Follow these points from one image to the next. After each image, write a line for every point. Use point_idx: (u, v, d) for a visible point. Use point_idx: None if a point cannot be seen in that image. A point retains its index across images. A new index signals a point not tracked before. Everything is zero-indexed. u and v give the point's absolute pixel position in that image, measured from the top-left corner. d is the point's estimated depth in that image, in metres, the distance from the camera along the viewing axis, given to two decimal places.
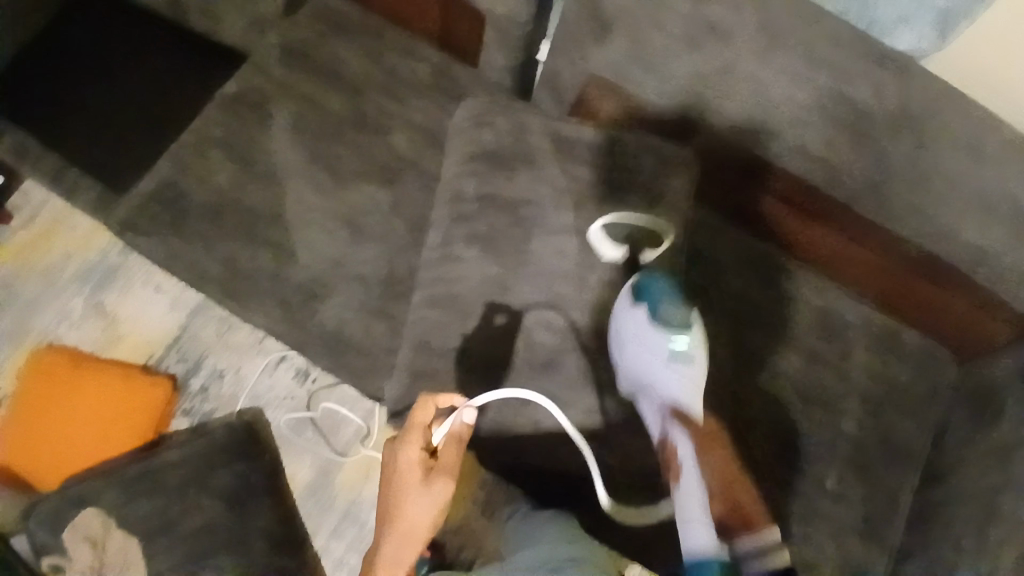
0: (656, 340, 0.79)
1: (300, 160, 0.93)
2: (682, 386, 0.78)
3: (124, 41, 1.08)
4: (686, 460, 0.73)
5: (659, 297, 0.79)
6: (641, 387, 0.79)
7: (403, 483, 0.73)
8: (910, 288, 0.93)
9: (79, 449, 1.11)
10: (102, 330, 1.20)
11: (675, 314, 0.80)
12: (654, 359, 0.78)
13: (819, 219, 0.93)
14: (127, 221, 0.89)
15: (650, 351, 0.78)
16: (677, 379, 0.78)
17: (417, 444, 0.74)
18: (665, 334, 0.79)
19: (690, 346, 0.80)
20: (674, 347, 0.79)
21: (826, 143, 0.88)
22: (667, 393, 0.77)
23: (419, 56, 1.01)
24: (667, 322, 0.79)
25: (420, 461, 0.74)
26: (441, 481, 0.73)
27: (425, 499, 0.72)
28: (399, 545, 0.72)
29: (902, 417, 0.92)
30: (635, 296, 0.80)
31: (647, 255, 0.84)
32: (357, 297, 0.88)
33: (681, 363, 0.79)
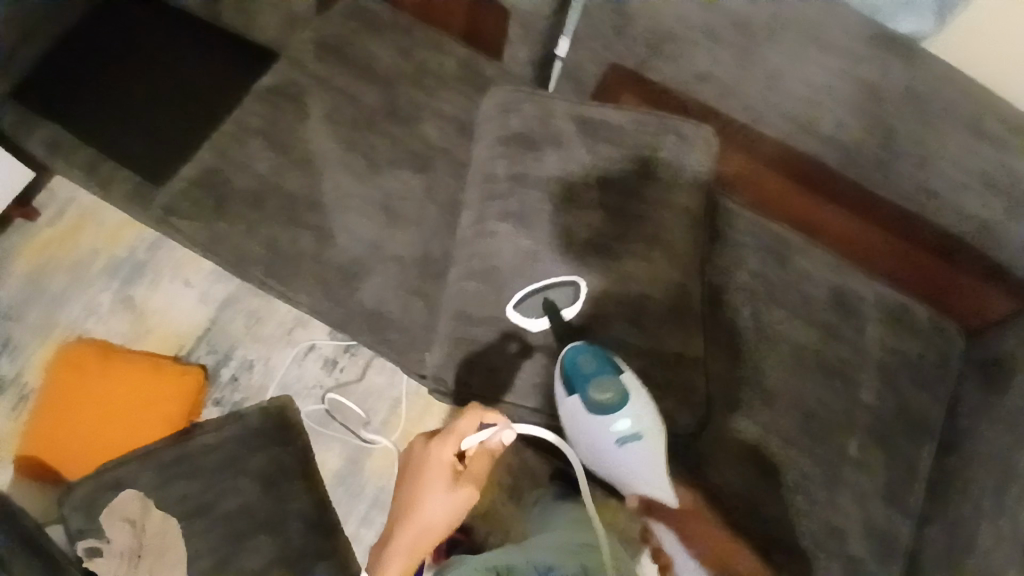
0: (599, 428, 0.80)
1: (335, 148, 0.97)
2: (635, 467, 0.81)
3: (161, 41, 1.13)
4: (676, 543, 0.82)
5: (588, 381, 0.80)
6: (606, 470, 0.84)
7: (430, 481, 0.80)
8: (921, 265, 0.95)
9: (112, 440, 1.11)
10: (131, 323, 1.18)
11: (607, 393, 0.79)
12: (607, 449, 0.81)
13: (831, 200, 0.95)
14: (169, 206, 0.92)
15: (599, 440, 0.81)
16: (633, 461, 0.81)
17: (451, 449, 0.80)
18: (606, 422, 0.80)
19: (634, 423, 0.80)
20: (619, 433, 0.80)
21: (841, 125, 0.89)
22: (632, 478, 0.82)
23: (445, 50, 1.04)
24: (602, 405, 0.80)
25: (451, 465, 0.80)
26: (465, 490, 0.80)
27: (450, 502, 0.79)
28: (414, 537, 0.80)
29: (923, 390, 0.94)
30: (568, 387, 0.81)
31: (569, 313, 0.85)
32: (394, 276, 0.92)
33: (633, 443, 0.80)
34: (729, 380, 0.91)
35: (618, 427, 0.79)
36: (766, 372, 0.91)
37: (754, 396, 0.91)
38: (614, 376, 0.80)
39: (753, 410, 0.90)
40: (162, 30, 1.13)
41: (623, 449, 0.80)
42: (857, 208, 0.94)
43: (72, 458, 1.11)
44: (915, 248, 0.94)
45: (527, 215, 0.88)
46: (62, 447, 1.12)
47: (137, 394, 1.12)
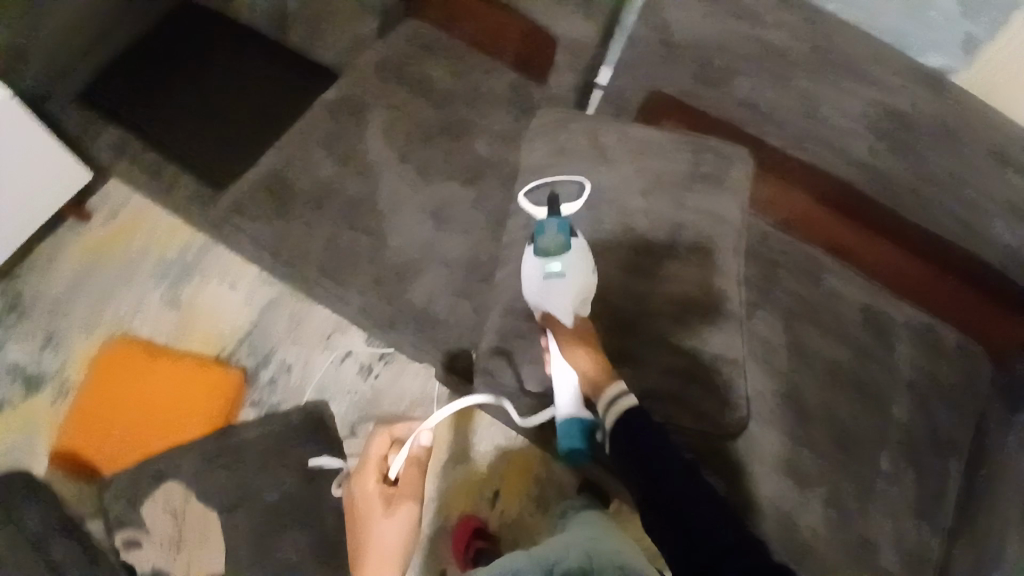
0: (531, 266, 0.85)
1: (392, 157, 1.03)
2: (546, 298, 0.83)
3: (225, 56, 1.19)
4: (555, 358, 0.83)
5: (537, 231, 0.86)
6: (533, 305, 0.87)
7: (369, 509, 0.94)
8: (946, 295, 0.99)
9: (151, 433, 1.14)
10: (177, 323, 1.22)
11: (549, 240, 0.84)
12: (533, 285, 0.85)
13: (865, 223, 1.00)
14: (235, 205, 0.98)
15: (529, 279, 0.85)
16: (551, 297, 0.83)
17: (373, 477, 0.96)
18: (538, 260, 0.84)
19: (563, 265, 0.83)
20: (546, 270, 0.83)
21: None
22: (545, 309, 0.84)
23: (498, 74, 1.11)
24: (540, 249, 0.84)
25: (380, 490, 0.95)
26: (400, 503, 0.93)
27: (389, 521, 0.92)
28: (378, 565, 0.92)
29: (954, 411, 0.96)
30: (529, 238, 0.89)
31: (565, 206, 0.92)
32: (444, 278, 0.96)
33: (556, 282, 0.83)
34: (768, 387, 0.93)
35: (546, 265, 0.83)
36: (799, 382, 0.94)
37: (788, 407, 0.93)
38: (557, 226, 0.85)
39: (787, 421, 0.92)
40: (224, 42, 1.20)
41: (546, 284, 0.83)
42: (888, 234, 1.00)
43: (114, 453, 1.13)
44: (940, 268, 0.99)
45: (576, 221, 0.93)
46: (103, 440, 1.14)
47: (182, 391, 1.16)
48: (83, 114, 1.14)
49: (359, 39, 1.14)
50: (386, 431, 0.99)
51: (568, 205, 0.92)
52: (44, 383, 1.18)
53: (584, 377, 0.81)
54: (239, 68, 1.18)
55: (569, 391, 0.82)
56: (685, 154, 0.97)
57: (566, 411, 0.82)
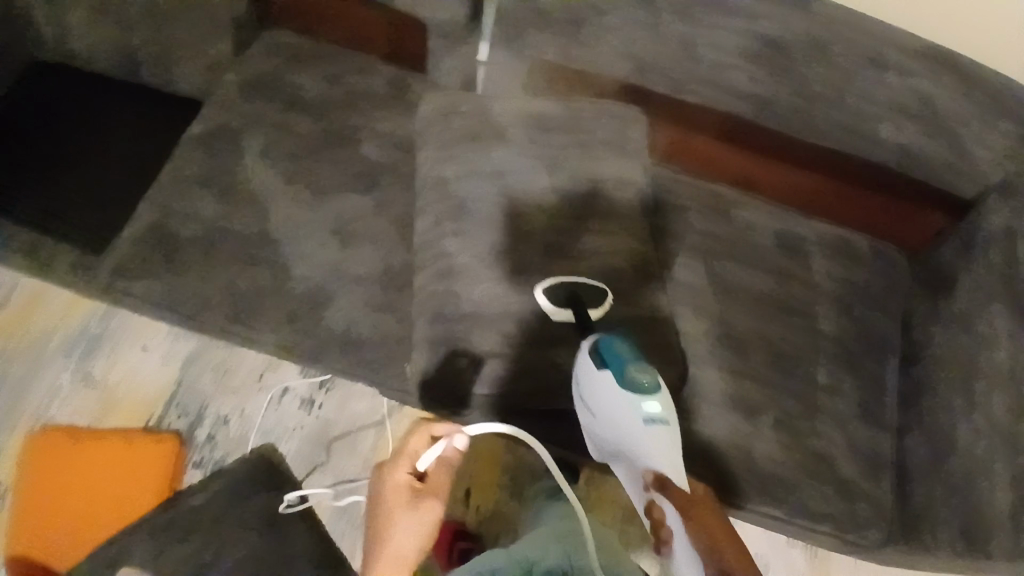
0: (625, 406, 0.76)
1: (278, 182, 0.97)
2: (650, 448, 0.76)
3: (79, 109, 1.10)
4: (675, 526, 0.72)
5: (623, 360, 0.77)
6: (621, 451, 0.79)
7: (390, 503, 0.79)
8: (858, 201, 1.04)
9: (96, 521, 1.06)
10: (95, 400, 1.13)
11: (643, 375, 0.77)
12: (629, 429, 0.77)
13: (765, 152, 1.03)
14: (120, 267, 0.91)
15: (623, 420, 0.77)
16: (655, 447, 0.76)
17: (404, 468, 0.82)
18: (635, 399, 0.76)
19: (663, 407, 0.77)
20: (646, 413, 0.76)
21: (752, 81, 0.95)
22: (646, 459, 0.76)
23: (373, 72, 1.06)
24: (636, 385, 0.76)
25: (408, 483, 0.81)
26: (429, 502, 0.80)
27: (414, 519, 0.78)
28: (387, 569, 0.77)
29: (877, 314, 1.00)
30: (600, 362, 0.78)
31: (592, 313, 0.85)
32: (360, 295, 0.92)
33: (657, 428, 0.77)
34: (703, 331, 0.94)
35: (648, 407, 0.76)
36: (732, 320, 0.96)
37: (724, 345, 0.94)
38: (644, 360, 0.78)
39: (729, 361, 0.93)
40: (77, 94, 1.11)
41: (649, 430, 0.76)
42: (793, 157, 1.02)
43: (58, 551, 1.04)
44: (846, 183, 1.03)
45: (483, 209, 0.90)
46: (42, 542, 1.04)
47: (120, 471, 1.09)
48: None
49: (217, 61, 1.06)
50: (425, 427, 0.84)
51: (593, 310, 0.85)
52: None
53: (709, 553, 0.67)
54: (98, 119, 1.10)
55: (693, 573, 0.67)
56: (578, 120, 0.95)
57: None
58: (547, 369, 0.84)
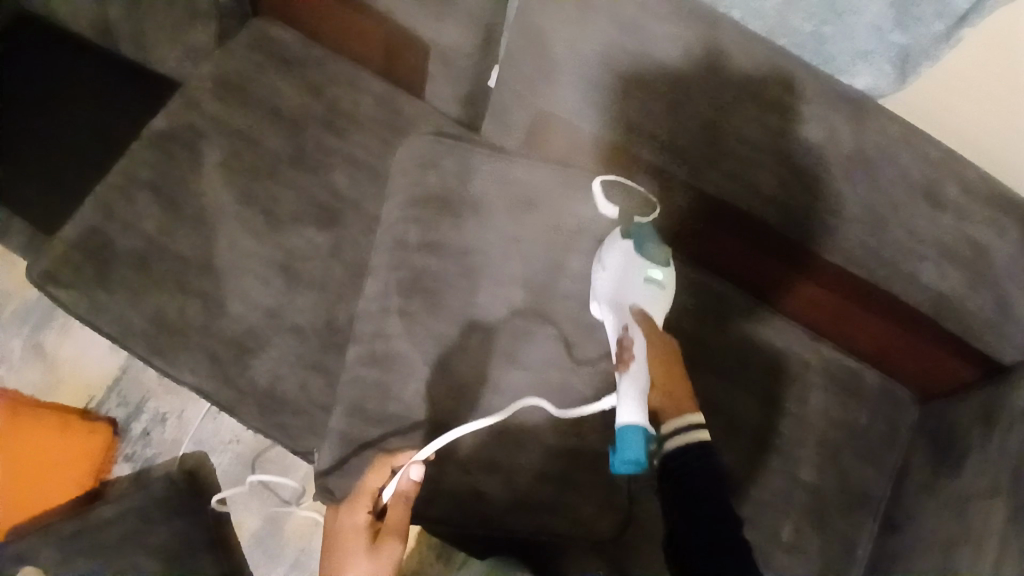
0: (633, 263, 0.79)
1: (232, 201, 0.88)
2: (641, 300, 0.77)
3: (54, 71, 1.03)
4: (638, 353, 0.73)
5: (645, 233, 0.81)
6: (609, 299, 0.79)
7: (347, 549, 0.70)
8: (880, 334, 0.90)
9: (12, 502, 1.00)
10: (41, 373, 1.11)
11: (658, 248, 0.80)
12: (629, 282, 0.78)
13: (781, 260, 0.88)
14: (49, 271, 0.84)
15: (626, 276, 0.78)
16: (647, 301, 0.78)
17: (364, 507, 0.72)
18: (642, 262, 0.79)
19: (664, 277, 0.79)
20: (649, 274, 0.78)
21: (781, 184, 0.81)
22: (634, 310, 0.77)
23: (361, 87, 0.95)
24: (648, 252, 0.79)
25: (367, 525, 0.71)
26: (387, 548, 0.70)
27: (371, 567, 0.69)
28: None
29: (867, 462, 0.89)
30: (624, 232, 0.81)
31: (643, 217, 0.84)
32: (292, 349, 0.83)
33: (653, 291, 0.78)
34: None
35: (653, 271, 0.78)
36: None
37: None
38: (662, 243, 0.82)
39: None
40: (53, 56, 1.03)
41: (646, 287, 0.78)
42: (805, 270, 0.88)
43: None
44: (857, 307, 0.88)
45: (439, 286, 0.81)
46: None
47: (40, 455, 1.02)
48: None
49: (194, 48, 0.96)
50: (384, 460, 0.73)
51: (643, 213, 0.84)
52: None
53: (660, 390, 0.71)
54: (68, 87, 1.02)
55: (642, 393, 0.69)
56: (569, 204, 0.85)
57: (634, 416, 0.68)
58: (467, 482, 0.76)
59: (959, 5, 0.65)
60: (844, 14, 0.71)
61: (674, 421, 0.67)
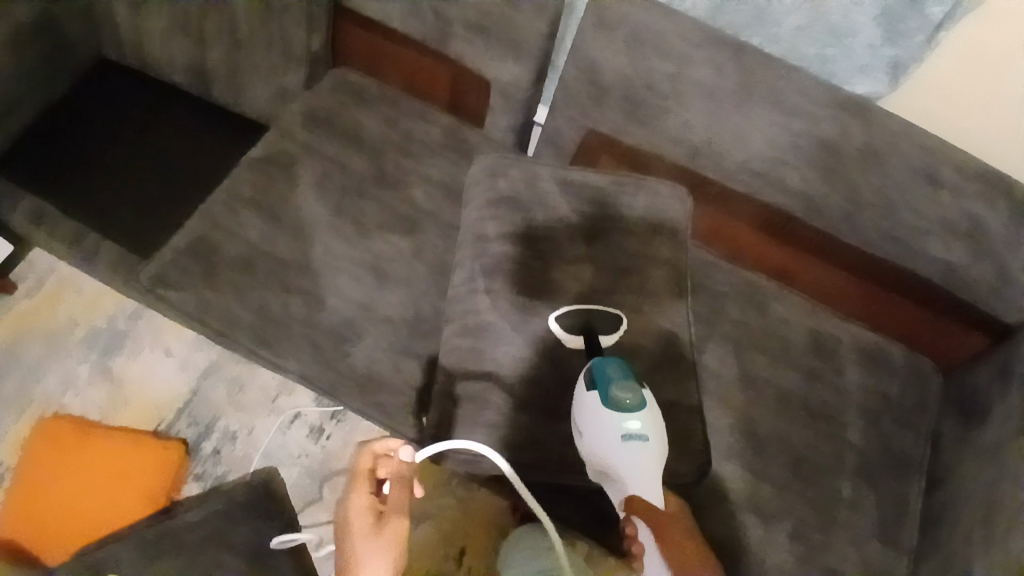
0: (606, 423, 0.76)
1: (325, 213, 0.99)
2: (629, 466, 0.76)
3: (146, 115, 1.15)
4: (647, 543, 0.74)
5: (609, 379, 0.77)
6: (602, 471, 0.78)
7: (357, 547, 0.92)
8: (901, 311, 1.02)
9: (88, 519, 1.04)
10: (109, 396, 1.14)
11: (627, 394, 0.76)
12: (609, 448, 0.76)
13: (806, 250, 1.02)
14: (159, 275, 0.92)
15: (603, 438, 0.76)
16: (634, 464, 0.75)
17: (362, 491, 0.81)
18: (616, 418, 0.76)
19: (644, 424, 0.76)
20: (626, 431, 0.75)
21: (804, 180, 0.96)
22: (626, 480, 0.76)
23: (431, 120, 1.09)
24: (618, 404, 0.76)
25: (370, 507, 0.80)
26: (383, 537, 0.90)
27: (379, 543, 0.77)
28: None
29: (906, 427, 0.98)
30: (589, 382, 0.79)
31: (605, 339, 0.86)
32: (385, 337, 0.92)
33: (635, 445, 0.76)
34: (719, 427, 0.94)
35: (628, 425, 0.75)
36: (752, 416, 0.95)
37: (744, 441, 0.94)
38: (632, 380, 0.77)
39: (746, 460, 0.92)
40: (146, 102, 1.16)
41: (626, 447, 0.75)
42: (829, 256, 1.01)
43: (40, 546, 1.03)
44: (875, 288, 1.02)
45: (519, 272, 0.89)
46: (24, 535, 1.04)
47: (117, 474, 1.07)
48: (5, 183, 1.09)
49: (282, 91, 1.10)
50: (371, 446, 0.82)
51: (605, 337, 0.86)
52: None
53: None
54: (161, 128, 1.14)
55: None
56: (626, 200, 0.95)
57: None
58: (557, 443, 0.83)
59: (935, 14, 0.82)
60: (842, 36, 0.89)
61: None
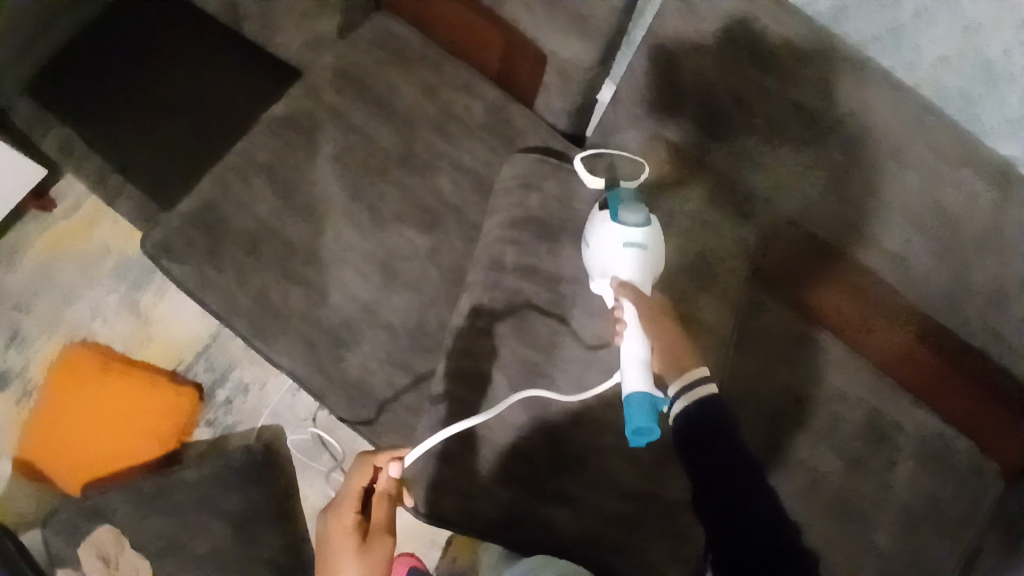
0: (609, 229, 0.74)
1: (340, 193, 0.90)
2: (627, 268, 0.73)
3: (176, 41, 1.05)
4: (628, 319, 0.70)
5: (619, 198, 0.76)
6: (598, 275, 0.75)
7: (337, 549, 0.72)
8: (983, 412, 0.83)
9: (99, 453, 1.07)
10: (133, 329, 1.16)
11: (634, 206, 0.75)
12: (608, 251, 0.74)
13: (887, 318, 0.83)
14: (163, 243, 0.88)
15: (605, 241, 0.74)
16: (630, 267, 0.73)
17: (350, 511, 0.74)
18: (618, 226, 0.74)
19: (647, 234, 0.74)
20: (627, 238, 0.73)
21: (906, 244, 0.79)
22: (618, 276, 0.73)
23: (475, 92, 0.94)
24: (623, 213, 0.74)
25: (355, 527, 0.73)
26: (377, 543, 0.73)
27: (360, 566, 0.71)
28: None
29: (953, 539, 0.84)
30: (601, 204, 0.77)
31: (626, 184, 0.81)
32: (383, 347, 0.85)
33: (635, 251, 0.73)
34: None
35: (629, 232, 0.73)
36: None
37: None
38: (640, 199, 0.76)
39: None
40: (179, 27, 1.06)
41: (625, 251, 0.73)
42: (945, 352, 0.82)
43: (52, 469, 1.08)
44: (991, 403, 0.82)
45: (531, 312, 0.80)
46: (42, 456, 1.09)
47: (127, 413, 1.08)
48: (32, 105, 1.04)
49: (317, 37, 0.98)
50: (365, 456, 0.77)
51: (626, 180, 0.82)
52: (8, 382, 1.13)
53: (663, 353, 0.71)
54: (189, 58, 1.05)
55: (642, 359, 0.68)
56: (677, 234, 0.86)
57: (637, 385, 0.67)
58: (537, 515, 0.76)
59: None
60: (1001, 84, 0.69)
61: (679, 381, 0.68)
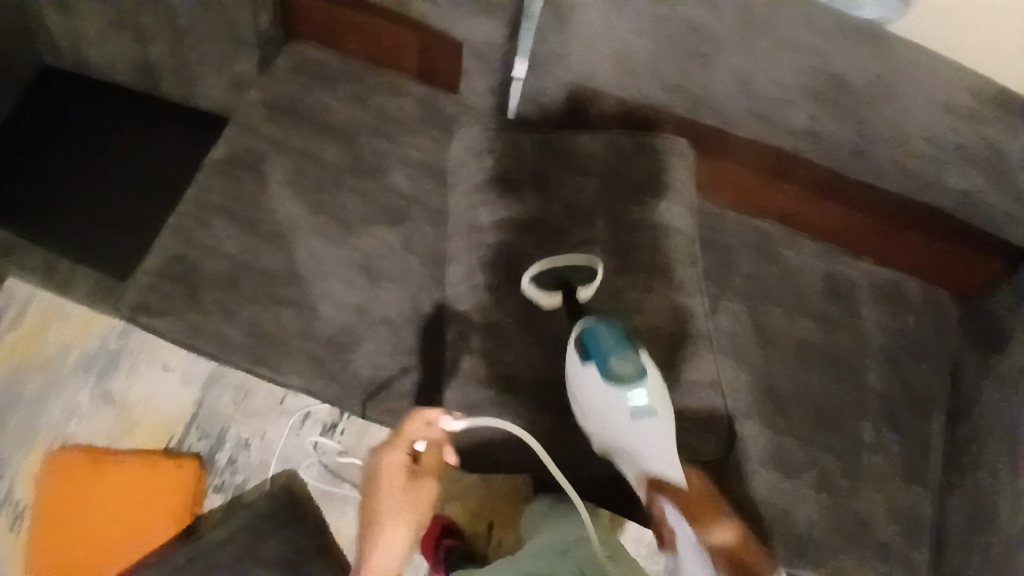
0: (614, 402, 0.71)
1: (303, 212, 0.92)
2: (649, 447, 0.71)
3: (97, 120, 1.06)
4: (676, 521, 0.67)
5: (605, 350, 0.72)
6: (619, 450, 0.73)
7: (385, 489, 0.73)
8: (915, 249, 0.96)
9: (120, 542, 1.05)
10: (115, 420, 1.11)
11: (625, 365, 0.71)
12: (620, 428, 0.72)
13: (818, 192, 0.95)
14: (140, 303, 0.87)
15: (614, 420, 0.71)
16: (650, 444, 0.71)
17: (400, 452, 0.74)
18: (621, 393, 0.71)
19: (649, 396, 0.71)
20: (634, 407, 0.70)
21: (811, 118, 0.88)
22: (642, 459, 0.71)
23: (403, 92, 1.00)
24: (618, 377, 0.71)
25: (405, 468, 0.74)
26: (425, 488, 0.75)
27: (407, 509, 0.73)
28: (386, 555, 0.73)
29: (924, 360, 0.95)
30: (584, 355, 0.74)
31: (584, 293, 0.81)
32: (387, 341, 0.89)
33: (647, 420, 0.71)
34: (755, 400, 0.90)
35: (633, 399, 0.70)
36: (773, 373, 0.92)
37: (766, 400, 0.90)
38: (631, 346, 0.72)
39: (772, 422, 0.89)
40: (95, 106, 1.06)
41: (638, 425, 0.71)
42: (868, 205, 0.94)
43: None
44: (917, 237, 0.95)
45: (516, 264, 0.85)
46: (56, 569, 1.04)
47: (139, 494, 1.08)
48: None
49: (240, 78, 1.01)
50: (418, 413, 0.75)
51: (583, 289, 0.81)
52: None
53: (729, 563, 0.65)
54: (114, 133, 1.05)
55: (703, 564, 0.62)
56: (634, 164, 0.89)
57: None
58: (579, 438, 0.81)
59: None
60: None
61: None
